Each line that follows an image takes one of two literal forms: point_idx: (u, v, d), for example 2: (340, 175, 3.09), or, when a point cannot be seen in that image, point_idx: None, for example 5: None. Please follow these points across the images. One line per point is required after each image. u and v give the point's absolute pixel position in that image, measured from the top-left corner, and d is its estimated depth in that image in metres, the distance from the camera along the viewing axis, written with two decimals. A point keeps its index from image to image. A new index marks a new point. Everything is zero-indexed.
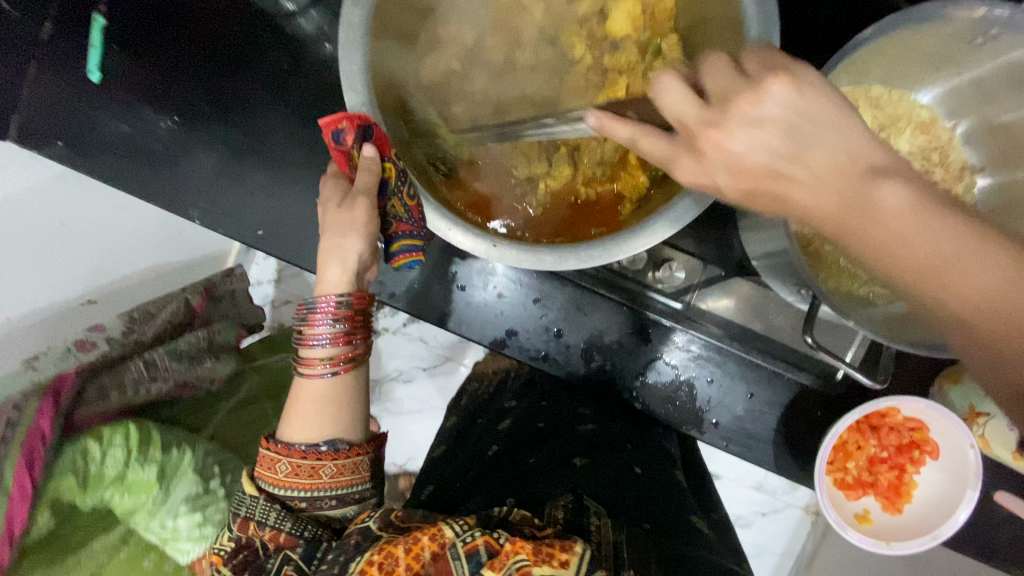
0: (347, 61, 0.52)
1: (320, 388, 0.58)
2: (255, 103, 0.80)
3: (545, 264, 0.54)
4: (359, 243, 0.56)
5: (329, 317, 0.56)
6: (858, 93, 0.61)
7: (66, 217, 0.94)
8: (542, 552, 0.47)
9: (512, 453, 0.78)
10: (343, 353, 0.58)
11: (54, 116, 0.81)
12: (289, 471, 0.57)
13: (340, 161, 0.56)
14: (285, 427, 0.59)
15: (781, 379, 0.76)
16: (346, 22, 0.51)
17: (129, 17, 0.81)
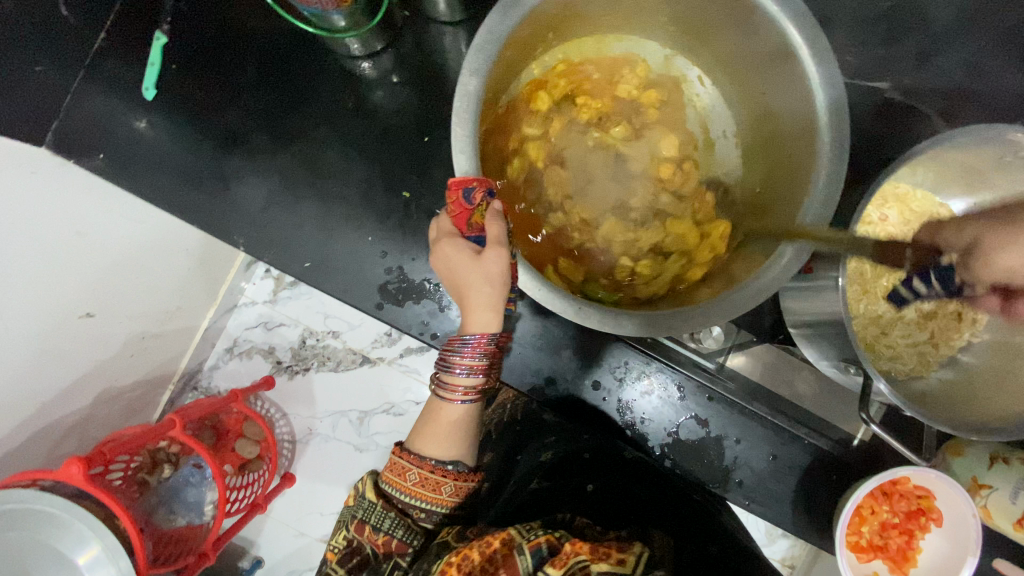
0: (458, 128, 0.52)
1: (457, 413, 0.58)
2: (314, 136, 0.81)
3: (626, 331, 0.55)
4: (501, 293, 0.55)
5: (478, 349, 0.56)
6: (888, 190, 0.68)
7: (113, 243, 0.85)
8: (598, 551, 0.48)
9: (558, 491, 0.71)
10: (483, 385, 0.58)
11: (104, 130, 0.81)
12: (416, 482, 0.57)
13: (461, 222, 0.55)
14: (416, 439, 0.59)
15: (801, 442, 0.80)
16: (459, 91, 0.52)
17: (190, 41, 0.81)
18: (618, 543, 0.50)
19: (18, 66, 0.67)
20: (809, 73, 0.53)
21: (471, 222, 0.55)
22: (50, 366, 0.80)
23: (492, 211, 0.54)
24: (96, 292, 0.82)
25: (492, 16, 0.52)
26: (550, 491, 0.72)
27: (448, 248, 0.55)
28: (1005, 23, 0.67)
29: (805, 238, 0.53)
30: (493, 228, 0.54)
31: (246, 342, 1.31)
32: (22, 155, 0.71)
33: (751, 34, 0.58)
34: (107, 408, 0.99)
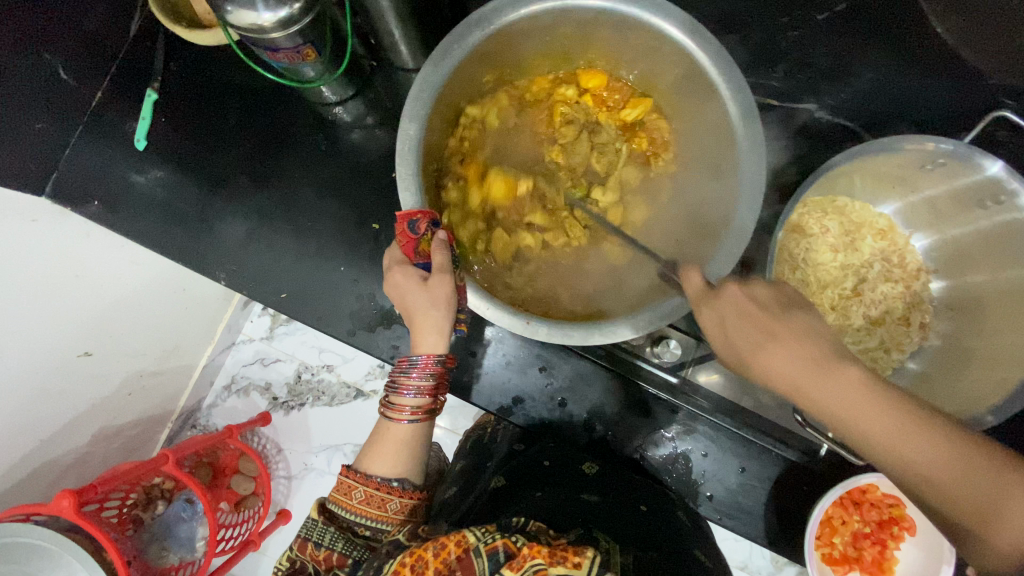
0: (403, 167, 0.58)
1: (406, 433, 0.61)
2: (289, 177, 0.88)
3: (572, 340, 0.58)
4: (447, 316, 0.58)
5: (426, 369, 0.59)
6: (826, 203, 0.71)
7: (116, 281, 0.92)
8: (556, 554, 0.45)
9: (514, 493, 0.66)
10: (429, 405, 0.61)
11: (97, 178, 0.88)
12: (361, 499, 0.59)
13: (409, 250, 0.59)
14: (364, 458, 0.62)
15: (769, 454, 0.81)
16: (402, 134, 0.58)
17: (178, 95, 0.89)
18: (576, 546, 0.46)
19: (18, 126, 0.74)
20: (723, 94, 0.58)
21: (418, 251, 0.59)
22: (52, 402, 0.86)
23: (439, 242, 0.58)
24: (96, 334, 0.91)
25: (431, 68, 0.58)
26: (506, 492, 0.67)
27: (400, 277, 0.59)
28: (924, 46, 0.71)
29: (735, 240, 0.58)
30: (437, 256, 0.58)
31: (244, 379, 1.34)
32: (21, 205, 0.77)
33: (673, 68, 0.63)
34: (104, 445, 1.02)
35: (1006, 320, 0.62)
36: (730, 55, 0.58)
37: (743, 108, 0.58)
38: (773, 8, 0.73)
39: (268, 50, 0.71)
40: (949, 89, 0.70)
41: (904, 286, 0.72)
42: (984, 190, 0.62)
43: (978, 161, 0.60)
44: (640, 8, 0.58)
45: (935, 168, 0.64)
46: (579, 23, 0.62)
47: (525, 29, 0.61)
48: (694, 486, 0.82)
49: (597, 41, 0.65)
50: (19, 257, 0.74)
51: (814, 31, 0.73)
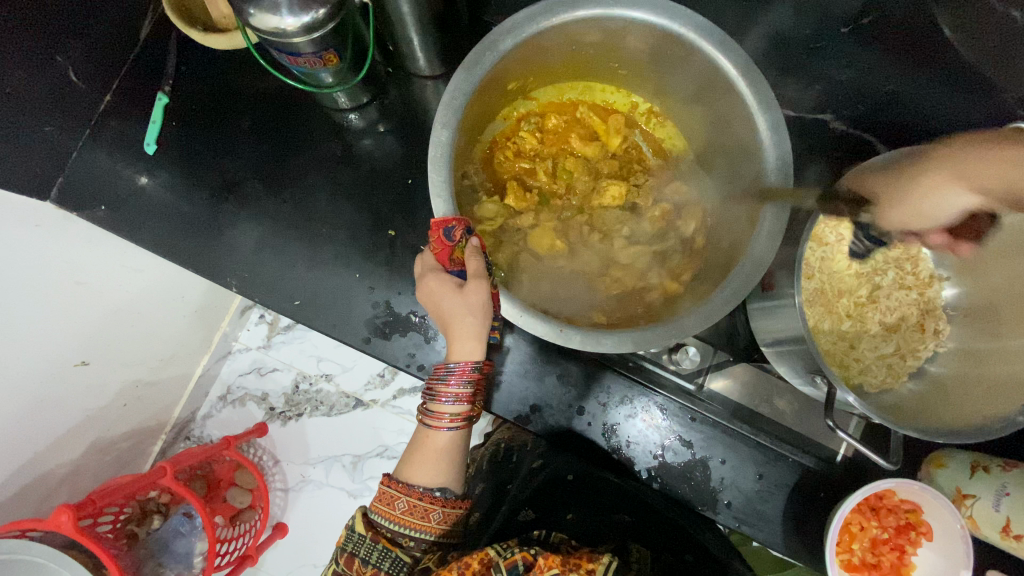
0: (434, 175, 0.57)
1: (443, 442, 0.59)
2: (304, 183, 0.87)
3: (606, 348, 0.58)
4: (484, 323, 0.58)
5: (464, 377, 0.58)
6: (843, 212, 0.72)
7: (117, 286, 0.90)
8: (569, 562, 0.51)
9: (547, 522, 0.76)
10: (468, 413, 0.60)
11: (101, 184, 0.85)
12: (404, 510, 0.58)
13: (443, 257, 0.58)
14: (404, 467, 0.60)
15: (787, 460, 0.81)
16: (433, 142, 0.57)
17: (186, 98, 0.88)
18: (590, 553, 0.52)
19: (25, 128, 0.73)
20: (748, 100, 0.59)
21: (453, 258, 0.58)
22: (47, 414, 0.83)
23: (473, 248, 0.57)
24: (94, 343, 0.88)
25: (462, 74, 0.58)
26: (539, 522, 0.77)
27: (434, 284, 0.58)
28: (933, 61, 0.73)
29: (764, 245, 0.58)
30: (471, 263, 0.57)
31: (239, 390, 1.31)
32: (25, 209, 0.75)
33: (697, 77, 0.63)
34: (98, 458, 0.99)
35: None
36: (757, 65, 0.58)
37: (770, 116, 0.58)
38: (787, 22, 0.75)
39: (288, 54, 0.70)
40: (961, 101, 0.72)
41: (918, 293, 0.75)
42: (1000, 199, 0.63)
43: None
44: (668, 17, 0.59)
45: None
46: (606, 32, 0.62)
47: (553, 38, 0.62)
48: (713, 493, 0.81)
49: (621, 50, 0.65)
50: (21, 261, 0.72)
51: (828, 44, 0.75)
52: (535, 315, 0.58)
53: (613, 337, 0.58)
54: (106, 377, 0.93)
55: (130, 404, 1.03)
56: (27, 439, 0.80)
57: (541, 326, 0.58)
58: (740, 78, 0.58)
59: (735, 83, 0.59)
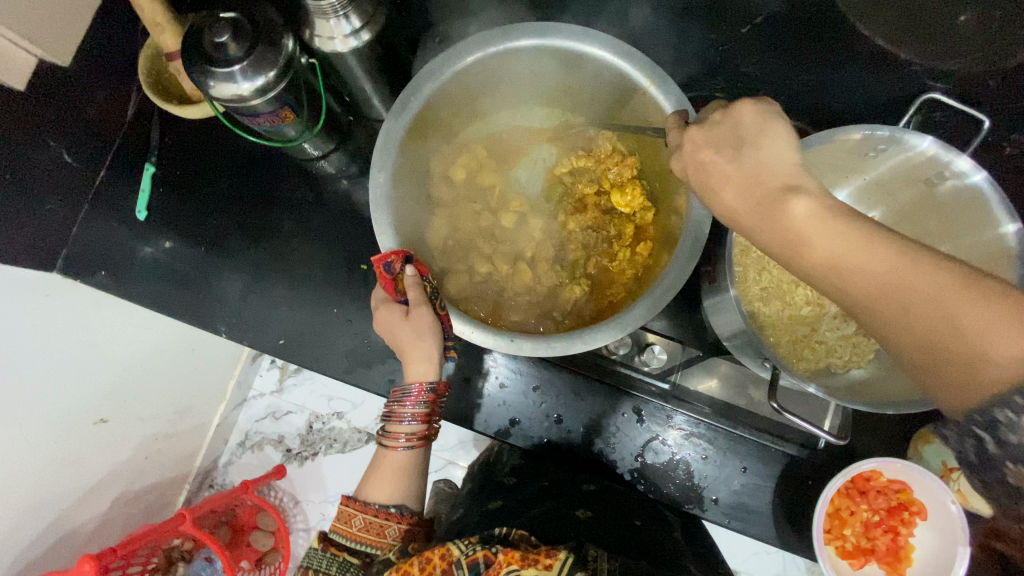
0: (377, 214, 0.62)
1: (400, 460, 0.61)
2: (282, 231, 0.93)
3: (556, 351, 0.61)
4: (435, 344, 0.61)
5: (419, 397, 0.60)
6: None
7: (127, 344, 0.96)
8: (528, 558, 0.48)
9: (512, 509, 0.67)
10: (425, 431, 0.62)
11: (101, 252, 0.93)
12: (361, 527, 0.58)
13: (388, 289, 0.62)
14: (363, 487, 0.61)
15: (769, 450, 0.81)
16: (372, 184, 0.62)
17: (171, 166, 0.96)
18: (549, 549, 0.49)
19: (23, 210, 0.81)
20: (660, 103, 0.63)
21: (398, 288, 0.62)
22: (70, 472, 0.89)
23: (411, 279, 0.60)
24: (110, 401, 0.94)
25: (392, 118, 0.63)
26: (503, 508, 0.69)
27: (385, 315, 0.62)
28: (854, 47, 0.76)
29: (696, 234, 0.62)
30: (412, 293, 0.60)
31: (258, 433, 1.35)
32: (34, 283, 0.83)
33: (614, 85, 0.67)
34: (124, 510, 1.04)
35: None
36: (663, 71, 0.63)
37: (683, 116, 0.62)
38: (706, 26, 0.79)
39: (249, 116, 0.77)
40: (880, 79, 0.76)
41: None
42: (927, 164, 0.63)
43: (912, 141, 0.62)
44: (574, 41, 0.64)
45: (876, 151, 0.66)
46: (524, 60, 0.67)
47: (475, 72, 0.67)
48: (700, 489, 0.82)
49: (543, 72, 0.70)
50: (34, 331, 0.79)
51: (745, 44, 0.78)
52: (484, 326, 0.61)
53: (563, 340, 0.61)
54: (126, 432, 0.99)
55: (149, 457, 1.09)
56: (49, 499, 0.86)
57: (490, 337, 0.61)
58: (653, 87, 0.63)
59: (649, 92, 0.64)
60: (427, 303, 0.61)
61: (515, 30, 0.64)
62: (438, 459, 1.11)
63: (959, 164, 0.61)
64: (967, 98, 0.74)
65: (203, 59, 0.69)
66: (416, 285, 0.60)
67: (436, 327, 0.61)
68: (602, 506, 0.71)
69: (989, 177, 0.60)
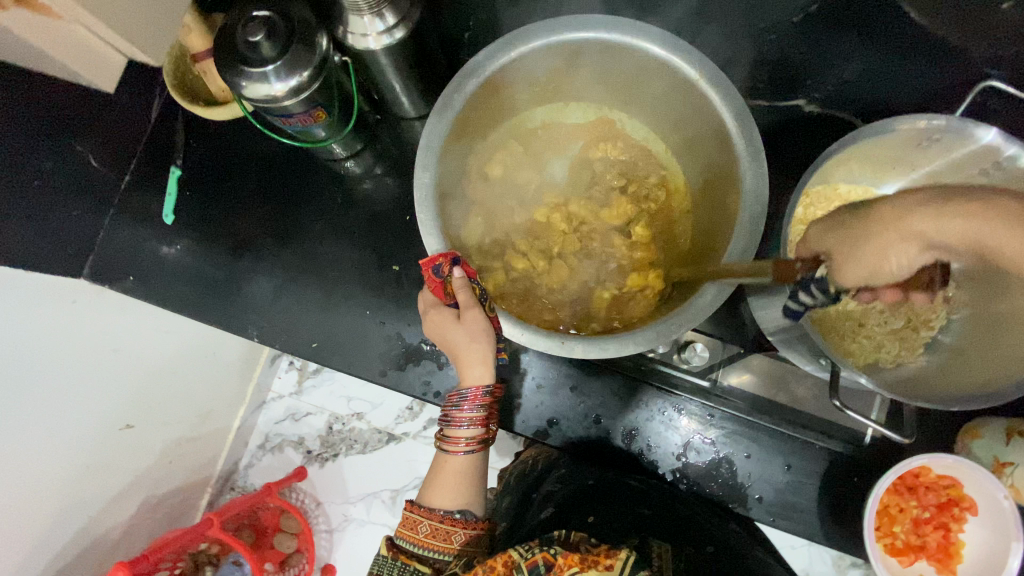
0: (423, 214, 0.60)
1: (461, 465, 0.60)
2: (312, 233, 0.92)
3: (608, 352, 0.59)
4: (490, 346, 0.59)
5: (476, 401, 0.59)
6: (828, 192, 0.73)
7: (150, 348, 0.95)
8: (587, 559, 0.51)
9: (566, 518, 0.72)
10: (483, 434, 0.60)
11: (125, 256, 0.91)
12: (427, 533, 0.58)
13: (438, 292, 0.61)
14: (425, 493, 0.61)
15: (813, 448, 0.80)
16: (416, 184, 0.61)
17: (196, 169, 0.94)
18: (607, 549, 0.52)
19: (49, 214, 0.79)
20: (710, 96, 0.62)
21: (447, 291, 0.61)
22: (98, 477, 0.88)
23: (460, 282, 0.59)
24: (136, 406, 0.93)
25: (435, 116, 0.62)
26: (558, 517, 0.73)
27: (435, 317, 0.61)
28: (900, 36, 0.75)
29: (750, 231, 0.60)
30: (463, 295, 0.59)
31: (277, 437, 1.34)
32: (60, 289, 0.82)
33: (659, 79, 0.66)
34: (150, 515, 1.03)
35: None
36: (714, 63, 0.61)
37: (735, 110, 0.61)
38: (746, 16, 0.77)
39: (282, 117, 0.75)
40: (926, 69, 0.74)
41: None
42: (985, 154, 0.62)
43: (970, 132, 0.61)
44: (621, 33, 0.62)
45: (929, 142, 0.65)
46: (566, 55, 0.66)
47: (518, 68, 0.65)
48: (744, 488, 0.81)
49: (585, 67, 0.68)
50: (59, 337, 0.78)
51: (786, 35, 0.77)
52: (533, 329, 0.60)
53: (615, 341, 0.60)
54: (149, 436, 0.98)
55: (173, 460, 1.08)
56: (77, 507, 0.85)
57: (541, 341, 0.59)
58: (703, 81, 0.61)
59: (698, 85, 0.62)
60: (479, 306, 0.60)
61: (559, 24, 0.62)
62: None
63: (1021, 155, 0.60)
64: (1017, 88, 0.72)
65: (236, 59, 0.68)
66: (466, 287, 0.59)
67: (490, 330, 0.60)
68: (652, 505, 0.76)
69: None
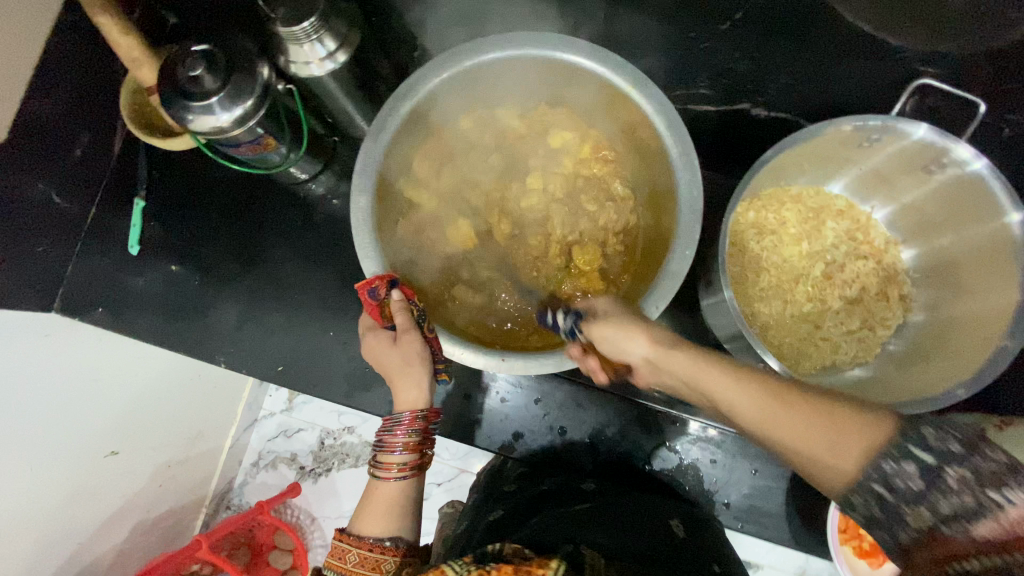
0: (361, 238, 0.61)
1: (394, 491, 0.60)
2: (275, 258, 0.93)
3: (547, 367, 0.59)
4: (423, 369, 0.61)
5: (410, 426, 0.60)
6: (777, 194, 0.73)
7: (137, 373, 0.96)
8: (521, 570, 0.45)
9: (510, 522, 0.66)
10: (417, 460, 0.61)
11: (98, 288, 0.94)
12: (356, 562, 0.56)
13: (375, 315, 0.61)
14: (356, 521, 0.60)
15: (779, 450, 0.80)
16: (354, 208, 0.61)
17: (161, 199, 0.96)
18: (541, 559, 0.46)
19: (14, 252, 0.81)
20: (643, 107, 0.62)
21: (383, 314, 0.61)
22: (85, 503, 0.89)
23: (397, 304, 0.60)
24: (123, 431, 0.93)
25: (370, 140, 0.62)
26: (503, 521, 0.67)
27: (372, 341, 0.62)
28: (843, 34, 0.74)
29: (684, 240, 0.59)
30: (398, 318, 0.60)
31: (271, 454, 1.34)
32: (33, 323, 0.83)
33: (595, 92, 0.66)
34: (144, 537, 1.05)
35: (984, 276, 0.63)
36: (644, 74, 0.61)
37: (668, 119, 0.61)
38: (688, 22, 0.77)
39: (231, 146, 0.76)
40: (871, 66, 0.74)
41: (875, 260, 0.73)
42: (923, 149, 0.62)
43: (905, 129, 0.60)
44: (550, 49, 0.63)
45: (868, 140, 0.64)
46: (500, 72, 0.66)
47: (453, 87, 0.66)
48: (711, 493, 0.80)
49: (522, 83, 0.69)
50: (36, 369, 0.79)
51: (729, 38, 0.77)
52: (472, 346, 0.61)
53: (553, 355, 0.60)
54: (142, 460, 0.99)
55: (164, 484, 1.08)
56: (63, 536, 0.86)
57: (480, 357, 0.60)
58: (635, 91, 0.62)
59: (631, 96, 0.62)
60: (415, 329, 0.61)
61: (488, 43, 0.63)
62: (446, 473, 1.11)
63: (956, 149, 0.59)
64: (963, 81, 0.72)
65: (178, 94, 0.69)
66: (401, 310, 0.60)
67: (425, 353, 0.61)
68: (604, 504, 0.69)
69: (989, 166, 0.59)
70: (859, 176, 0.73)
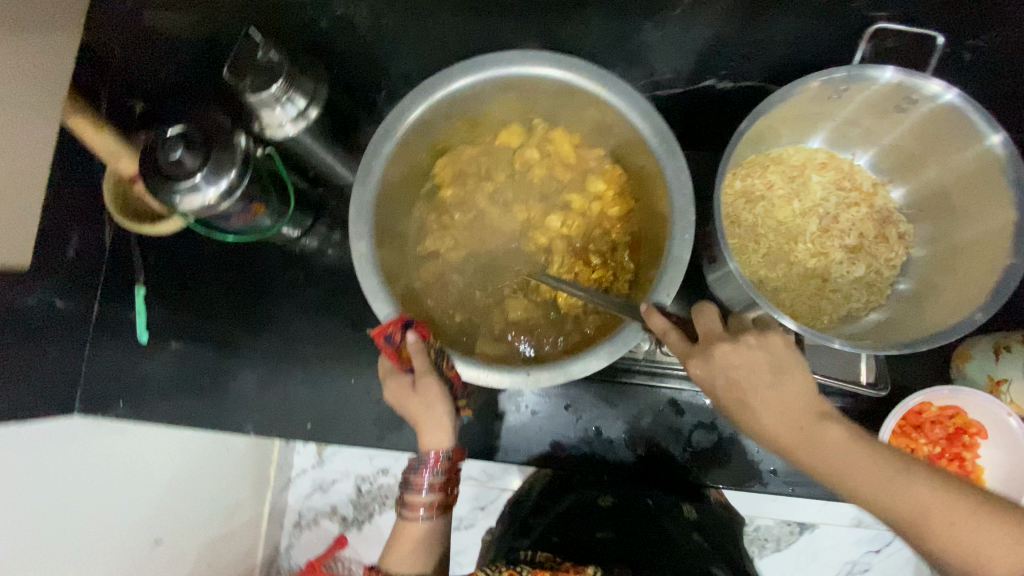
0: (368, 282, 0.62)
1: (419, 531, 0.63)
2: (282, 319, 0.93)
3: (574, 373, 0.60)
4: (446, 410, 0.62)
5: (436, 467, 0.62)
6: (760, 161, 0.75)
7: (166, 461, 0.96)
8: None
9: None
10: (443, 500, 0.63)
11: (113, 384, 0.93)
12: None
13: (394, 359, 0.63)
14: (386, 557, 0.63)
15: (814, 408, 0.80)
16: (356, 255, 0.62)
17: (158, 282, 0.96)
18: None
19: (26, 362, 0.81)
20: (614, 104, 0.64)
21: (402, 357, 0.63)
22: None
23: (414, 345, 0.60)
24: (161, 519, 0.93)
25: (359, 185, 0.63)
26: None
27: (393, 385, 0.62)
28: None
29: (681, 223, 0.60)
30: (415, 361, 0.61)
31: (311, 511, 1.34)
32: (57, 429, 0.84)
33: (566, 96, 0.68)
34: None
35: (976, 201, 0.64)
36: (609, 72, 0.63)
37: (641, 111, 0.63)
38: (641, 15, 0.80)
39: (221, 219, 0.77)
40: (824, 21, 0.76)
41: (867, 206, 0.75)
42: (892, 90, 0.63)
43: (872, 75, 0.62)
44: (515, 65, 0.65)
45: (838, 91, 0.66)
46: (471, 96, 0.68)
47: (428, 120, 0.67)
48: (756, 463, 0.81)
49: (493, 101, 0.70)
50: (68, 475, 0.79)
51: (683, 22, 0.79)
52: (498, 367, 0.61)
53: (576, 360, 0.61)
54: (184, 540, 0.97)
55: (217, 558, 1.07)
56: None
57: (507, 377, 0.61)
58: (604, 91, 0.64)
59: (601, 96, 0.64)
60: (432, 370, 0.61)
61: (453, 72, 0.65)
62: (490, 495, 1.11)
63: (924, 85, 0.60)
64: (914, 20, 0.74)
65: (163, 179, 0.70)
66: (418, 352, 0.60)
67: (445, 395, 0.61)
68: None
69: (960, 94, 0.60)
70: (834, 126, 0.74)
